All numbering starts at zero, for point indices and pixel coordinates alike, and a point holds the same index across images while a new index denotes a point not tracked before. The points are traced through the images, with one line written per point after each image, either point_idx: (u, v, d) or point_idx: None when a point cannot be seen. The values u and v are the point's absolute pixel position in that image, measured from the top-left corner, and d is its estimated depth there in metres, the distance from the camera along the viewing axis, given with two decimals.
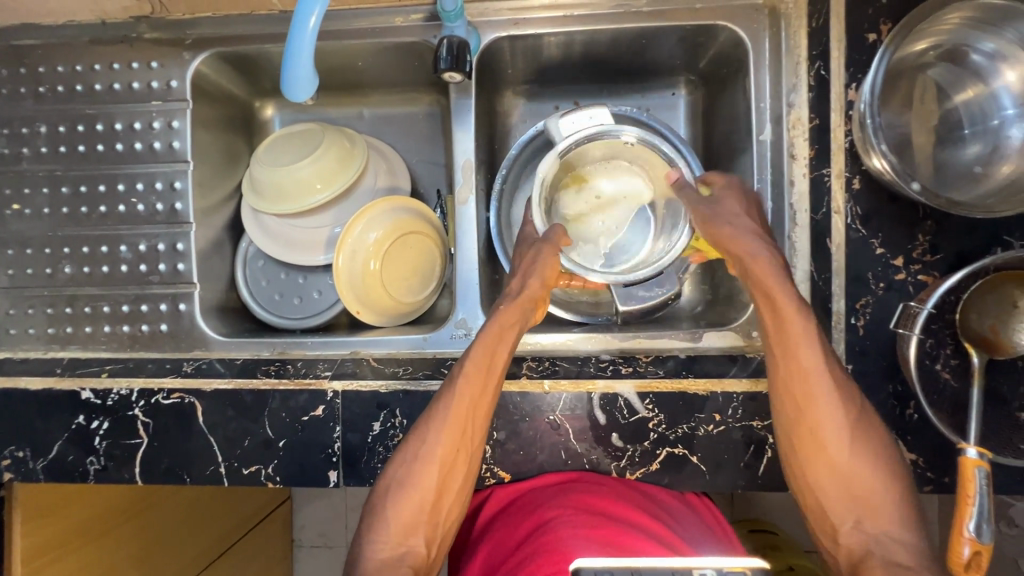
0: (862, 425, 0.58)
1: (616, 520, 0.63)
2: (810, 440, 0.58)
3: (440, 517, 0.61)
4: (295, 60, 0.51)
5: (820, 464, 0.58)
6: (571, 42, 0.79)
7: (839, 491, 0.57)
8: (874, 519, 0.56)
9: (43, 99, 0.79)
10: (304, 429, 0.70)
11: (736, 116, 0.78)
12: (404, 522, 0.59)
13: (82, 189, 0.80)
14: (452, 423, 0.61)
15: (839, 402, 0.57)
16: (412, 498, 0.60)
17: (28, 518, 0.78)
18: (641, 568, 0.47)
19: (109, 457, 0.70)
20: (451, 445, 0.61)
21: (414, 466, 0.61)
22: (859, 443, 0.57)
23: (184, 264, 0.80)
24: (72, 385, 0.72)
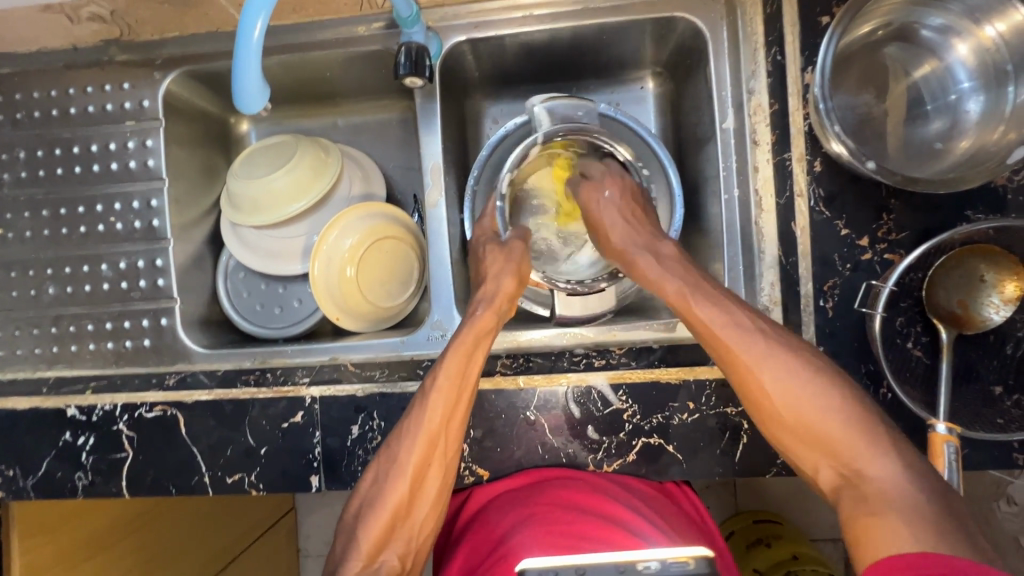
0: (798, 371, 0.56)
1: (592, 516, 0.62)
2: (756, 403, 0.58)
3: (415, 528, 0.61)
4: (244, 71, 0.52)
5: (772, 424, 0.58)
6: (532, 42, 0.80)
7: (808, 445, 0.55)
8: (848, 464, 0.53)
9: (21, 125, 0.81)
10: (284, 435, 0.71)
11: (701, 106, 0.78)
12: (373, 538, 0.58)
13: (62, 211, 0.81)
14: (415, 432, 0.60)
15: (775, 367, 0.57)
16: (382, 512, 0.59)
17: (24, 536, 0.79)
18: (587, 567, 0.45)
19: (96, 472, 0.72)
20: (418, 455, 0.60)
21: (385, 479, 0.60)
22: (799, 387, 0.56)
23: (164, 280, 0.81)
24: (57, 403, 0.73)
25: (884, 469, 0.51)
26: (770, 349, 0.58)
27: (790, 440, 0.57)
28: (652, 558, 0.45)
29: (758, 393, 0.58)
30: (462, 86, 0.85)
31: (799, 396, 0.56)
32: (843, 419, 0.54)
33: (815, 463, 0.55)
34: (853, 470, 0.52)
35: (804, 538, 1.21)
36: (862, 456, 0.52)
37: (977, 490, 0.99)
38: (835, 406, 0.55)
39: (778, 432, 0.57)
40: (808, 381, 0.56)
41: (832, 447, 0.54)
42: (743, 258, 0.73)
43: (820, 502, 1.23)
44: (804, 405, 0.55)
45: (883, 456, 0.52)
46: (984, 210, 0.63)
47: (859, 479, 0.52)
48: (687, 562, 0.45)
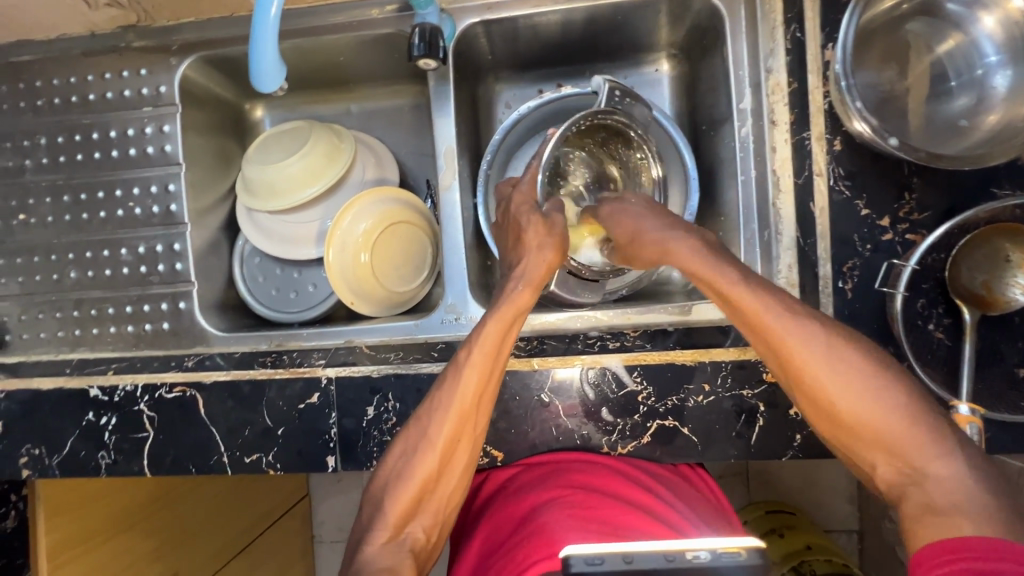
0: (856, 363, 0.52)
1: (608, 497, 0.62)
2: (816, 399, 0.54)
3: (441, 502, 0.61)
4: (260, 48, 0.53)
5: (828, 422, 0.54)
6: (545, 24, 0.79)
7: (859, 437, 0.52)
8: (906, 461, 0.50)
9: (41, 112, 0.83)
10: (302, 416, 0.71)
11: (717, 88, 0.77)
12: (401, 511, 0.59)
13: (82, 196, 0.83)
14: (444, 404, 0.61)
15: (831, 362, 0.53)
16: (411, 484, 0.59)
17: (49, 515, 0.82)
18: (633, 553, 0.44)
19: (119, 451, 0.73)
20: (449, 429, 0.60)
21: (415, 450, 0.61)
22: (860, 386, 0.52)
23: (182, 264, 0.82)
24: (80, 384, 0.75)
25: (946, 468, 0.48)
26: (834, 350, 0.53)
27: (839, 433, 0.54)
28: (701, 548, 0.44)
29: (818, 397, 0.54)
30: (475, 71, 0.85)
31: (852, 385, 0.52)
32: (897, 415, 0.51)
33: (873, 458, 0.52)
34: (913, 468, 0.49)
35: (820, 529, 1.20)
36: (928, 452, 0.49)
37: None
38: (902, 403, 0.51)
39: (833, 427, 0.54)
40: (870, 379, 0.52)
41: (891, 444, 0.50)
42: (760, 240, 0.72)
43: (836, 494, 1.22)
44: (867, 403, 0.51)
45: (943, 457, 0.48)
46: (1010, 188, 0.62)
47: (921, 478, 0.49)
48: (739, 553, 0.44)
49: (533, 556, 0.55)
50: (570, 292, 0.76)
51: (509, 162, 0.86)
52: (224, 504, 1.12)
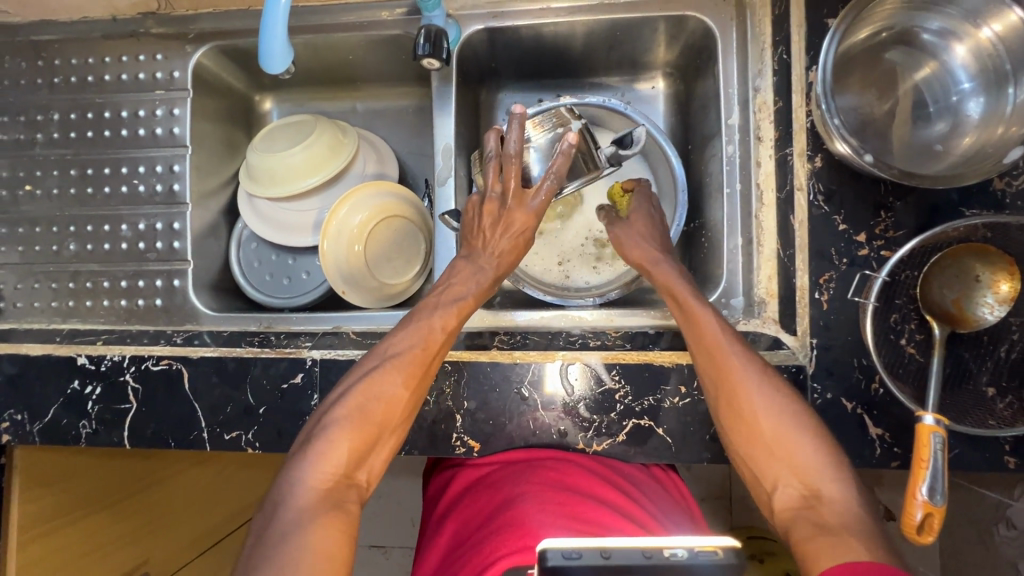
0: (773, 385, 0.60)
1: (576, 492, 0.65)
2: (734, 417, 0.60)
3: (378, 456, 0.61)
4: (270, 32, 0.56)
5: (743, 437, 0.59)
6: (547, 34, 0.83)
7: (768, 458, 0.57)
8: (807, 484, 0.54)
9: (56, 88, 0.85)
10: (284, 396, 0.72)
11: (708, 105, 0.81)
12: (343, 457, 0.58)
13: (89, 171, 0.85)
14: (407, 364, 0.65)
15: (763, 388, 0.59)
16: (359, 428, 0.60)
17: (28, 484, 0.84)
18: (611, 548, 0.46)
19: (100, 422, 0.74)
20: (407, 384, 0.64)
21: (370, 402, 0.62)
22: (777, 409, 0.58)
23: (179, 242, 0.84)
24: (68, 352, 0.76)
25: (838, 489, 0.53)
26: (758, 371, 0.61)
27: (756, 454, 0.58)
28: (678, 546, 0.45)
29: (736, 406, 0.60)
30: (478, 76, 0.88)
31: (773, 406, 0.58)
32: (805, 436, 0.57)
33: (774, 477, 0.56)
34: (812, 491, 0.53)
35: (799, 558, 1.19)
36: (823, 475, 0.54)
37: (979, 510, 0.93)
38: (803, 430, 0.57)
39: (749, 443, 0.59)
40: (774, 397, 0.59)
41: (795, 464, 0.55)
42: (742, 251, 0.75)
43: None
44: (783, 426, 0.57)
45: (839, 482, 0.53)
46: (980, 207, 0.64)
47: (817, 501, 0.53)
48: (714, 552, 0.45)
49: (497, 551, 0.58)
50: (541, 273, 0.89)
51: None
52: (198, 494, 1.15)
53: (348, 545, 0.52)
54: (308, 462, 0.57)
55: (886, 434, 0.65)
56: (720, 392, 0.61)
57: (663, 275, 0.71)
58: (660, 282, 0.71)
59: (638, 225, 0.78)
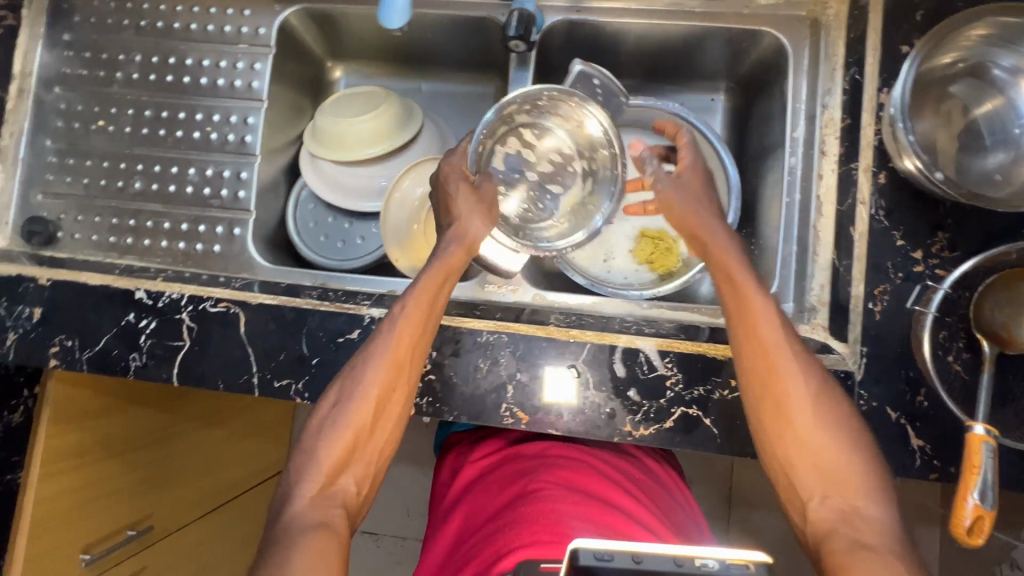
0: (824, 396, 0.59)
1: (589, 494, 0.66)
2: (777, 416, 0.59)
3: (371, 453, 0.62)
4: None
5: (787, 444, 0.58)
6: (623, 35, 0.86)
7: (810, 467, 0.57)
8: (846, 498, 0.54)
9: (142, 32, 0.87)
10: (338, 350, 0.73)
11: (772, 118, 0.84)
12: (332, 461, 0.59)
13: (164, 114, 0.86)
14: (383, 358, 0.63)
15: (820, 400, 0.59)
16: (347, 431, 0.60)
17: (59, 419, 0.88)
18: (642, 553, 0.41)
19: (151, 356, 0.74)
20: (384, 377, 0.63)
21: (348, 400, 0.62)
22: (827, 421, 0.58)
23: (245, 192, 0.85)
24: (126, 284, 0.76)
25: (876, 509, 0.54)
26: (813, 376, 0.60)
27: (797, 461, 0.58)
28: (710, 555, 0.41)
29: (783, 410, 0.59)
30: (549, 67, 0.91)
31: (818, 413, 0.58)
32: (846, 444, 0.57)
33: (810, 487, 0.56)
34: (851, 503, 0.54)
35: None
36: (864, 492, 0.54)
37: (987, 544, 0.95)
38: (846, 441, 0.57)
39: (788, 449, 0.58)
40: (818, 403, 0.59)
41: (836, 478, 0.55)
42: (796, 258, 0.77)
43: None
44: (828, 435, 0.57)
45: (876, 498, 0.54)
46: None
47: (856, 515, 0.53)
48: (746, 565, 0.41)
49: (512, 542, 0.57)
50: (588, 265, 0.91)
51: None
52: (203, 460, 1.20)
53: (338, 559, 0.52)
54: (301, 477, 0.58)
55: (927, 447, 0.67)
56: (767, 396, 0.60)
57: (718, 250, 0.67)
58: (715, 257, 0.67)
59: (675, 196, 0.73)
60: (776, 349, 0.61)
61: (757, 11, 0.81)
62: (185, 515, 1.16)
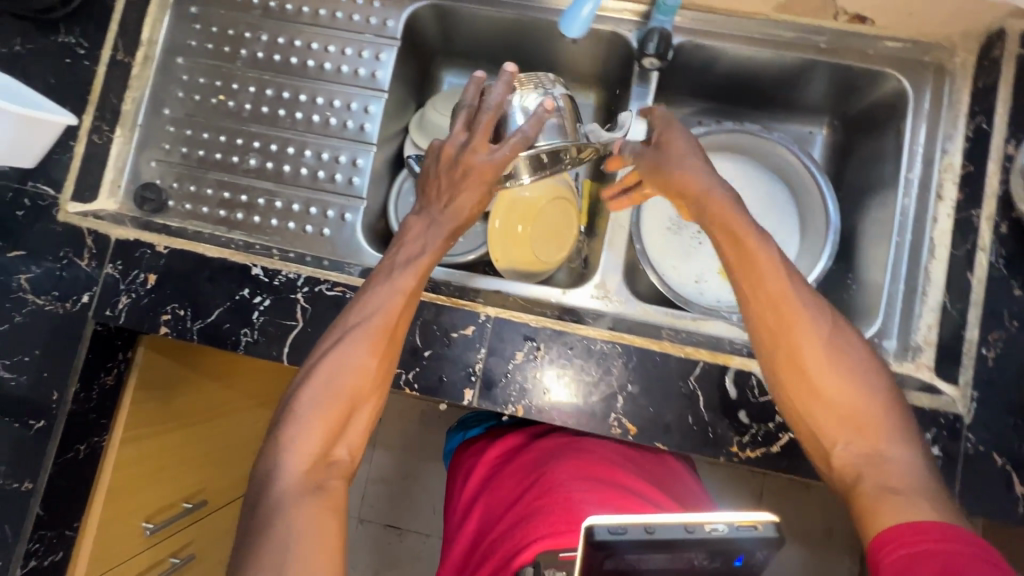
0: (846, 341, 0.60)
1: (604, 482, 0.67)
2: (792, 369, 0.60)
3: (355, 427, 0.62)
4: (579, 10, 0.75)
5: (806, 398, 0.59)
6: (744, 62, 0.86)
7: (827, 416, 0.58)
8: (870, 444, 0.56)
9: (269, 11, 0.88)
10: (451, 344, 0.74)
11: (883, 156, 0.85)
12: (319, 435, 0.58)
13: (284, 95, 0.86)
14: (370, 335, 0.63)
15: (829, 347, 0.59)
16: (332, 402, 0.60)
17: (139, 386, 0.87)
18: (654, 524, 0.50)
19: (262, 332, 0.75)
20: (367, 354, 0.63)
21: (329, 377, 0.61)
22: (846, 374, 0.58)
23: (358, 179, 0.85)
24: (244, 260, 0.76)
25: (902, 452, 0.55)
26: (829, 328, 0.60)
27: (813, 411, 0.59)
28: (720, 521, 0.50)
29: (799, 364, 0.59)
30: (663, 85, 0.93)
31: (836, 358, 0.58)
32: (871, 391, 0.58)
33: (834, 434, 0.57)
34: (877, 450, 0.55)
35: None
36: (890, 438, 0.56)
37: None
38: (875, 388, 0.58)
39: (807, 399, 0.59)
40: (838, 351, 0.59)
41: (862, 425, 0.57)
42: (902, 297, 0.78)
43: None
44: (845, 385, 0.58)
45: (900, 443, 0.56)
46: None
47: (881, 459, 0.55)
48: (755, 526, 0.50)
49: (531, 534, 0.59)
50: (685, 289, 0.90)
51: None
52: (246, 436, 1.19)
53: (337, 528, 0.54)
54: (285, 449, 0.57)
55: None
56: (784, 346, 0.60)
57: (718, 210, 0.65)
58: (715, 217, 0.65)
59: (667, 145, 0.70)
60: (784, 300, 0.60)
61: (882, 51, 0.82)
62: (227, 490, 1.15)
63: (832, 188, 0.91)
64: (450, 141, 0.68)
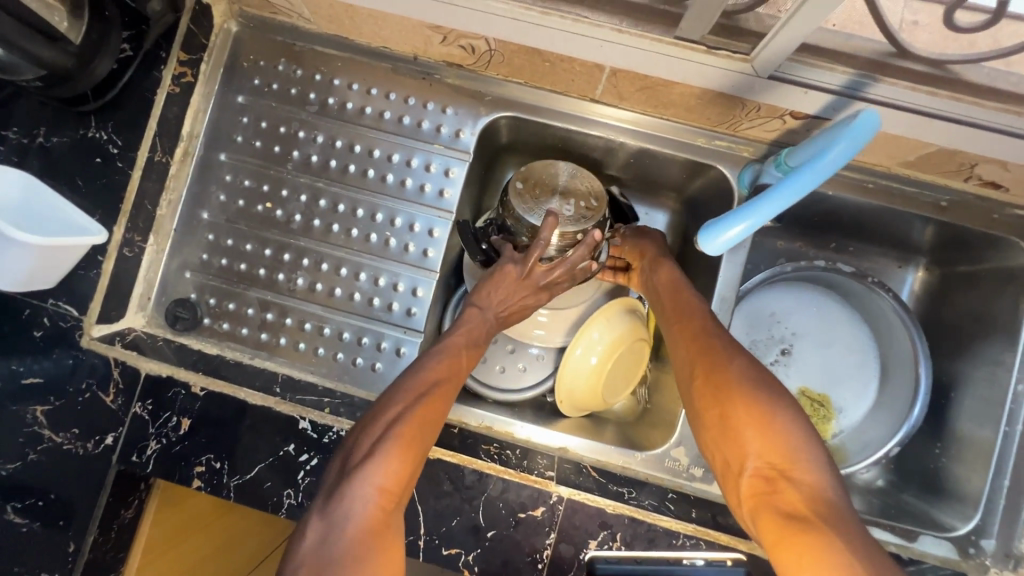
0: (765, 373, 0.55)
1: None
2: (714, 403, 0.56)
3: (409, 488, 0.52)
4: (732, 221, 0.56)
5: (714, 426, 0.55)
6: (848, 205, 0.79)
7: (759, 450, 0.51)
8: (781, 471, 0.49)
9: (327, 110, 0.78)
10: (518, 526, 0.67)
11: (990, 325, 0.78)
12: (381, 490, 0.49)
13: (340, 207, 0.78)
14: (423, 392, 0.57)
15: (764, 381, 0.55)
16: (391, 451, 0.51)
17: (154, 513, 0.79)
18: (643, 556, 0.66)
19: (307, 496, 0.67)
20: (408, 401, 0.55)
21: (371, 421, 0.54)
22: (779, 408, 0.53)
23: (417, 309, 0.77)
24: (291, 410, 0.69)
25: (815, 479, 0.48)
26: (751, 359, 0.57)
27: (722, 443, 0.54)
28: (696, 555, 0.66)
29: (715, 392, 0.56)
30: None
31: (766, 389, 0.54)
32: (795, 422, 0.52)
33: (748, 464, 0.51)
34: (788, 476, 0.49)
35: None
36: (798, 464, 0.49)
37: None
38: (797, 418, 0.52)
39: (725, 437, 0.54)
40: (762, 381, 0.55)
41: (780, 456, 0.50)
42: (1007, 495, 0.72)
43: None
44: (787, 422, 0.51)
45: (818, 471, 0.49)
46: None
47: (792, 485, 0.48)
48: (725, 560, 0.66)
49: None
50: None
51: (747, 301, 0.91)
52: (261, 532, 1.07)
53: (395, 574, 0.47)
54: (361, 475, 0.49)
55: None
56: (700, 382, 0.58)
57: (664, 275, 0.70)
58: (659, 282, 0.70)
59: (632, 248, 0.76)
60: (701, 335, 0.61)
61: (1008, 217, 0.74)
62: None
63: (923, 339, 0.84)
64: (512, 263, 0.69)
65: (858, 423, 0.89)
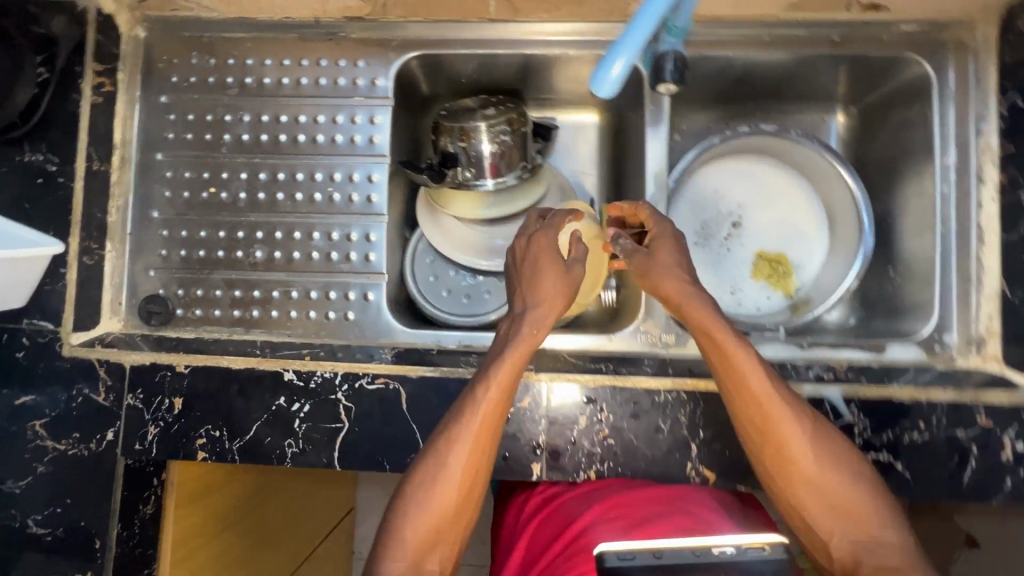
0: (807, 414, 0.60)
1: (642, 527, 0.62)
2: (762, 436, 0.60)
3: (456, 532, 0.59)
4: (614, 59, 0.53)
5: (765, 457, 0.61)
6: (753, 64, 0.83)
7: (817, 501, 0.59)
8: (859, 529, 0.57)
9: (247, 89, 0.82)
10: (509, 420, 0.70)
11: (909, 143, 0.82)
12: (419, 534, 0.57)
13: (280, 176, 0.81)
14: (464, 441, 0.59)
15: (804, 425, 0.60)
16: (428, 512, 0.58)
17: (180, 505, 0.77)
18: (663, 550, 0.50)
19: (308, 441, 0.70)
20: (463, 462, 0.59)
21: (427, 486, 0.58)
22: (821, 458, 0.59)
23: (375, 255, 0.81)
24: (275, 366, 0.72)
25: (893, 533, 0.57)
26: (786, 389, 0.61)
27: (773, 464, 0.60)
28: (726, 544, 0.50)
29: (759, 418, 0.60)
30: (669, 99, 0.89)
31: (816, 455, 0.59)
32: (843, 480, 0.59)
33: (807, 505, 0.59)
34: (865, 532, 0.57)
35: None
36: (873, 524, 0.57)
37: None
38: (847, 475, 0.59)
39: (779, 462, 0.60)
40: (809, 433, 0.60)
41: (834, 502, 0.58)
42: (956, 289, 0.76)
43: None
44: (834, 482, 0.59)
45: (889, 523, 0.57)
46: None
47: (877, 544, 0.56)
48: (763, 548, 0.50)
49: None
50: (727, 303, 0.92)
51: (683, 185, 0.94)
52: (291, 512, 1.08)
53: None
54: (404, 524, 0.58)
55: None
56: (754, 417, 0.60)
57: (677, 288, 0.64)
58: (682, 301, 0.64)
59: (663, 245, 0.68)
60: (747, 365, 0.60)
61: (898, 37, 0.79)
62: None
63: (856, 174, 0.88)
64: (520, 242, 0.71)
65: (817, 272, 0.93)
